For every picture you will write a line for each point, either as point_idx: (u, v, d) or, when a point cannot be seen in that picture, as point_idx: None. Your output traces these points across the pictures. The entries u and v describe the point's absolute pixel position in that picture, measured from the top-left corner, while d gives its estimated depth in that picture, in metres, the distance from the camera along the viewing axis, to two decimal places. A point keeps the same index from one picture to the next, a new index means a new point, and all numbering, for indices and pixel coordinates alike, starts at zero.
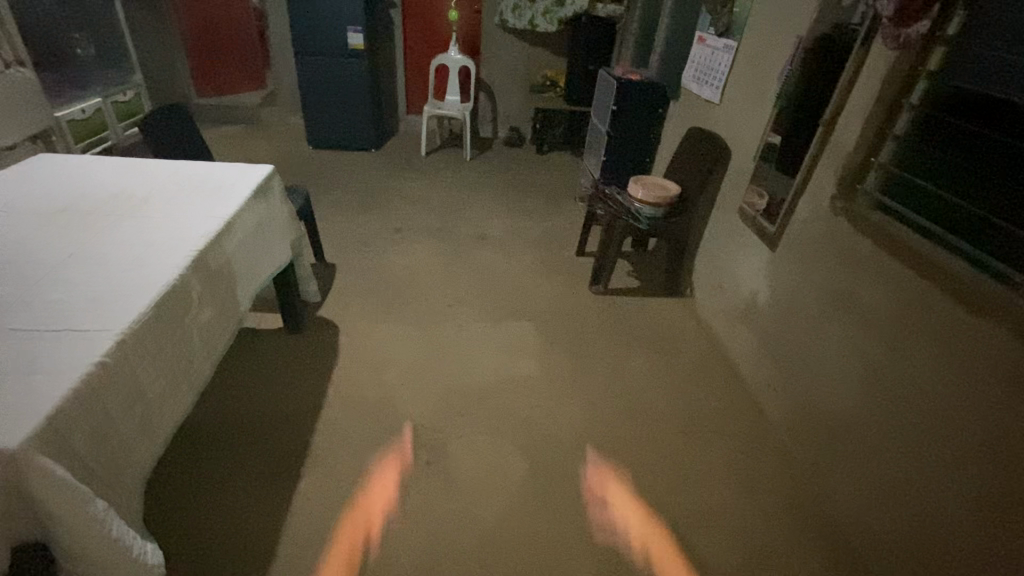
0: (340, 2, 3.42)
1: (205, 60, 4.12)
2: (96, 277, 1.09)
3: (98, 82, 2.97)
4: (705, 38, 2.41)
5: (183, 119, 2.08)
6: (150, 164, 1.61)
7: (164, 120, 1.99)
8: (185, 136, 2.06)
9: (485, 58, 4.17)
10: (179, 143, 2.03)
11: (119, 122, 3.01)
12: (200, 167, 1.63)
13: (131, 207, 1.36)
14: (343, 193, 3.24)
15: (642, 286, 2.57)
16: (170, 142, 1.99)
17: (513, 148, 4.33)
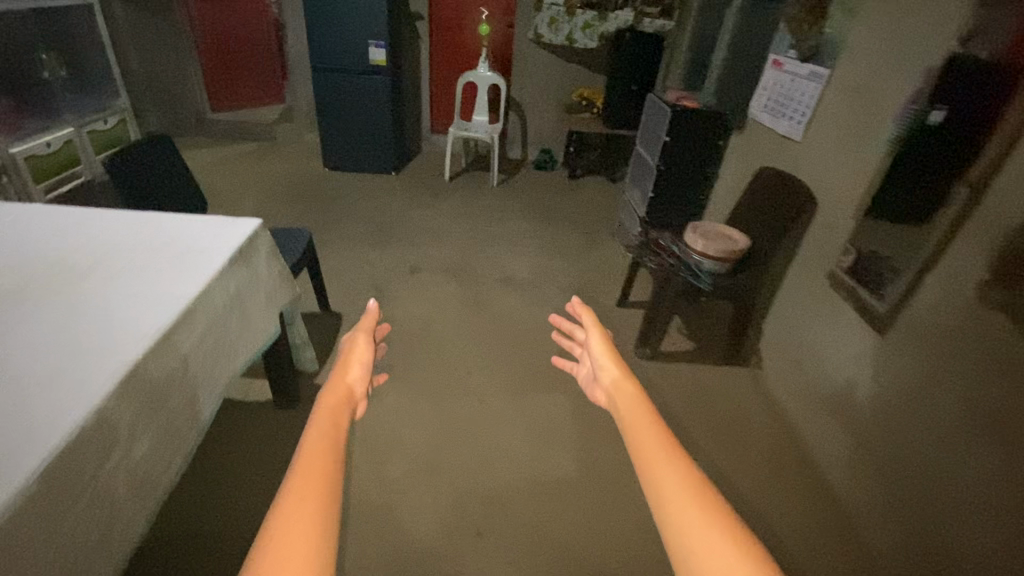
0: (360, 16, 3.13)
1: (222, 68, 3.93)
2: (28, 366, 0.86)
3: (72, 108, 2.72)
4: (782, 63, 2.03)
5: (161, 154, 1.75)
6: (101, 217, 1.29)
7: (138, 160, 1.66)
8: (162, 173, 1.74)
9: (517, 76, 3.85)
10: (158, 183, 1.72)
11: (94, 153, 2.77)
12: (170, 221, 1.31)
13: (66, 282, 1.06)
14: (355, 224, 2.94)
15: (698, 350, 2.19)
16: (150, 188, 1.69)
17: (543, 172, 4.00)
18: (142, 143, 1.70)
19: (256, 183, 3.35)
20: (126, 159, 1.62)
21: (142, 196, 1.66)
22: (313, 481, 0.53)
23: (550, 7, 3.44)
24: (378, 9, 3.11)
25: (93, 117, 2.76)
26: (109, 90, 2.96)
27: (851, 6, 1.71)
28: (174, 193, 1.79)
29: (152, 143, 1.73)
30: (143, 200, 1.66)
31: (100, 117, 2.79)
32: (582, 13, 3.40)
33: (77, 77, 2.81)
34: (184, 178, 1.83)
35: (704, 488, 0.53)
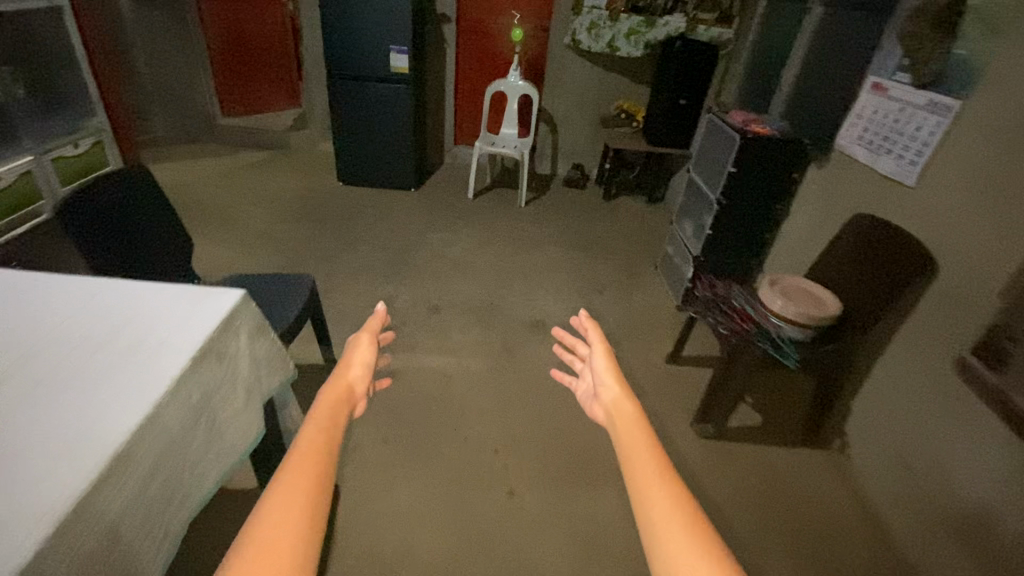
0: (382, 19, 2.83)
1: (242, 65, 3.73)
2: None
3: (31, 129, 2.03)
4: (889, 89, 1.68)
5: (133, 198, 1.43)
6: (50, 278, 1.04)
7: (105, 205, 1.34)
8: (134, 218, 1.42)
9: (550, 85, 3.52)
10: (130, 233, 1.40)
11: (63, 183, 2.15)
12: (127, 294, 1.02)
13: (9, 362, 0.85)
14: (370, 251, 2.63)
15: (767, 426, 1.85)
16: (119, 240, 1.37)
17: (575, 190, 3.66)
18: (110, 184, 1.37)
19: (266, 197, 3.04)
20: (89, 206, 1.30)
21: (108, 252, 1.33)
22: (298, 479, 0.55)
23: (590, 11, 3.11)
24: (403, 10, 2.80)
25: (60, 138, 2.13)
26: (86, 107, 2.28)
27: (998, 22, 1.34)
28: (148, 244, 1.46)
29: (119, 185, 1.40)
30: (109, 258, 1.34)
31: (72, 140, 2.17)
32: (627, 18, 3.05)
33: (41, 94, 2.09)
34: (161, 225, 1.51)
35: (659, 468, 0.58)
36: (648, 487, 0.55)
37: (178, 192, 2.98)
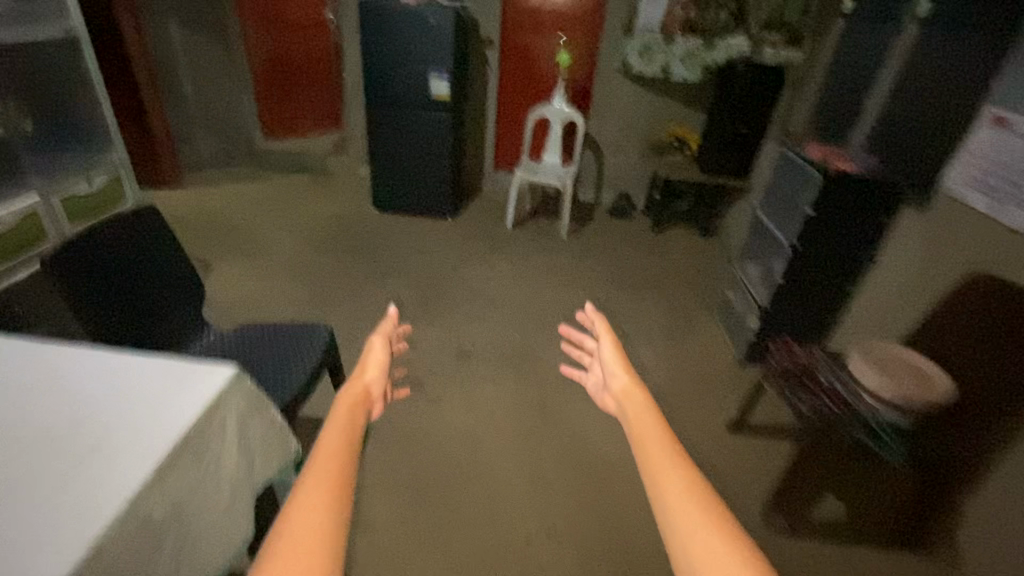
0: (423, 43, 2.73)
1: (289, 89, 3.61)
2: None
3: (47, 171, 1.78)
4: (1015, 125, 1.42)
5: (139, 241, 1.29)
6: (33, 341, 0.92)
7: (105, 250, 1.20)
8: (137, 263, 1.28)
9: (596, 110, 3.33)
10: (131, 280, 1.26)
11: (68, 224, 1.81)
12: (102, 372, 0.87)
13: None
14: (401, 286, 2.48)
15: (853, 519, 1.54)
16: (117, 289, 1.22)
17: (620, 220, 3.43)
18: (114, 227, 1.23)
19: (299, 224, 2.96)
20: (85, 250, 1.16)
21: (102, 302, 1.17)
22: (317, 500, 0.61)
23: (644, 35, 2.94)
24: (445, 34, 2.69)
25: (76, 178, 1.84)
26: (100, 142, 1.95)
27: None
28: (149, 293, 1.31)
29: (124, 228, 1.26)
30: (103, 309, 1.18)
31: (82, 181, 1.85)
32: (683, 40, 2.86)
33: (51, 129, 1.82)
34: (168, 272, 1.37)
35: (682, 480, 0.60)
36: (656, 478, 0.61)
37: (214, 217, 2.94)
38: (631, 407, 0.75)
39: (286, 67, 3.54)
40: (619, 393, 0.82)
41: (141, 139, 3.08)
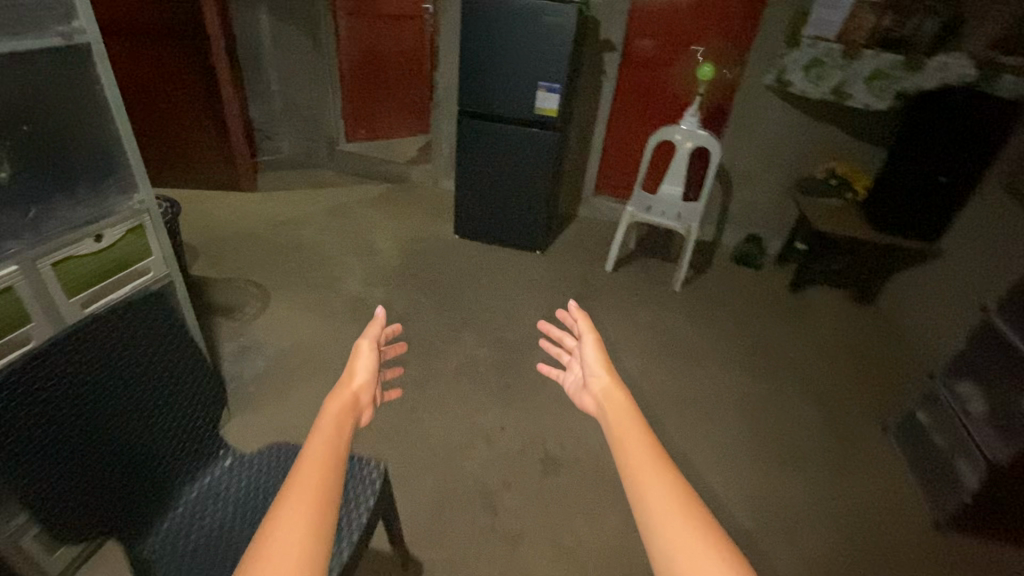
0: (533, 47, 2.23)
1: (383, 84, 3.43)
2: None
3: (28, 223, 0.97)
4: None
5: (138, 342, 0.91)
6: None
7: (80, 356, 0.83)
8: (129, 372, 0.89)
9: (732, 134, 2.66)
10: (112, 398, 0.87)
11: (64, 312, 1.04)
12: None
13: None
14: (478, 348, 2.02)
15: None
16: (83, 411, 0.83)
17: (746, 270, 2.79)
18: (100, 323, 0.86)
19: (371, 249, 2.59)
20: (51, 367, 0.78)
21: (43, 434, 0.77)
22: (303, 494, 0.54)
23: (815, 45, 2.33)
24: (564, 36, 2.19)
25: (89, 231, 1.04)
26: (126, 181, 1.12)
27: None
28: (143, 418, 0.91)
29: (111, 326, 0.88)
30: (59, 452, 0.80)
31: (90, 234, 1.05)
32: (872, 56, 2.25)
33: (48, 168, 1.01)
34: (179, 384, 0.97)
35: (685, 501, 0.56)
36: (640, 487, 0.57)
37: (282, 232, 2.63)
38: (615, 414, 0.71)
39: (384, 62, 3.35)
40: (600, 394, 0.80)
41: (218, 138, 2.81)
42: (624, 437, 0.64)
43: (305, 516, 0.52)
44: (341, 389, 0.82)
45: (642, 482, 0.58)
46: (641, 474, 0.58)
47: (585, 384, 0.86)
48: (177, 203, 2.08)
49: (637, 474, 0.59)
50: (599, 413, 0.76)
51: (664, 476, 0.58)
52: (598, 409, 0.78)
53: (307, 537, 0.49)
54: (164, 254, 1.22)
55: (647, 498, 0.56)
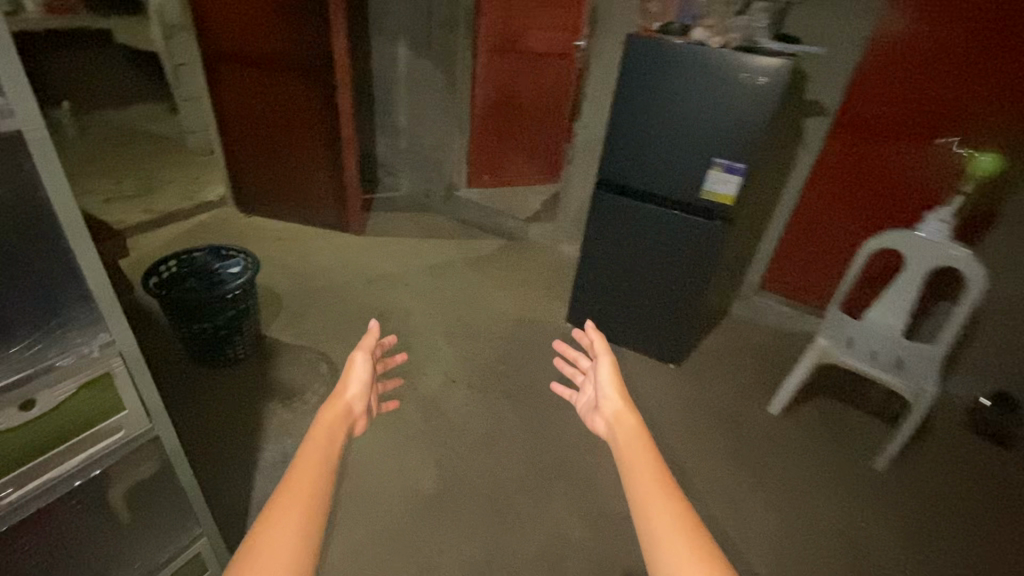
0: (715, 114, 1.65)
1: (517, 127, 3.02)
2: None
3: None
4: None
5: None
6: None
7: None
8: None
9: (1000, 253, 1.79)
10: None
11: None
12: None
13: None
14: (571, 522, 1.47)
15: None
16: None
17: (992, 451, 1.87)
18: None
19: (466, 328, 2.15)
20: None
21: None
22: (297, 499, 0.70)
23: None
24: (761, 101, 1.59)
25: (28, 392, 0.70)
26: (92, 318, 0.75)
27: None
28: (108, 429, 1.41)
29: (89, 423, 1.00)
30: None
31: (36, 392, 0.71)
32: None
33: None
34: None
35: (699, 538, 0.66)
36: (649, 508, 0.69)
37: (375, 290, 2.32)
38: (625, 437, 0.82)
39: (520, 102, 2.94)
40: (611, 417, 0.89)
41: (333, 177, 2.61)
42: (634, 465, 0.75)
43: (300, 523, 0.68)
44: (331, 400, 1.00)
45: (649, 507, 0.69)
46: (652, 501, 0.69)
47: (597, 406, 0.96)
48: (251, 252, 1.81)
49: (648, 502, 0.70)
50: (609, 434, 0.87)
51: (672, 500, 0.69)
52: (609, 430, 0.88)
53: (297, 547, 0.65)
54: (144, 408, 0.86)
55: (656, 524, 0.67)
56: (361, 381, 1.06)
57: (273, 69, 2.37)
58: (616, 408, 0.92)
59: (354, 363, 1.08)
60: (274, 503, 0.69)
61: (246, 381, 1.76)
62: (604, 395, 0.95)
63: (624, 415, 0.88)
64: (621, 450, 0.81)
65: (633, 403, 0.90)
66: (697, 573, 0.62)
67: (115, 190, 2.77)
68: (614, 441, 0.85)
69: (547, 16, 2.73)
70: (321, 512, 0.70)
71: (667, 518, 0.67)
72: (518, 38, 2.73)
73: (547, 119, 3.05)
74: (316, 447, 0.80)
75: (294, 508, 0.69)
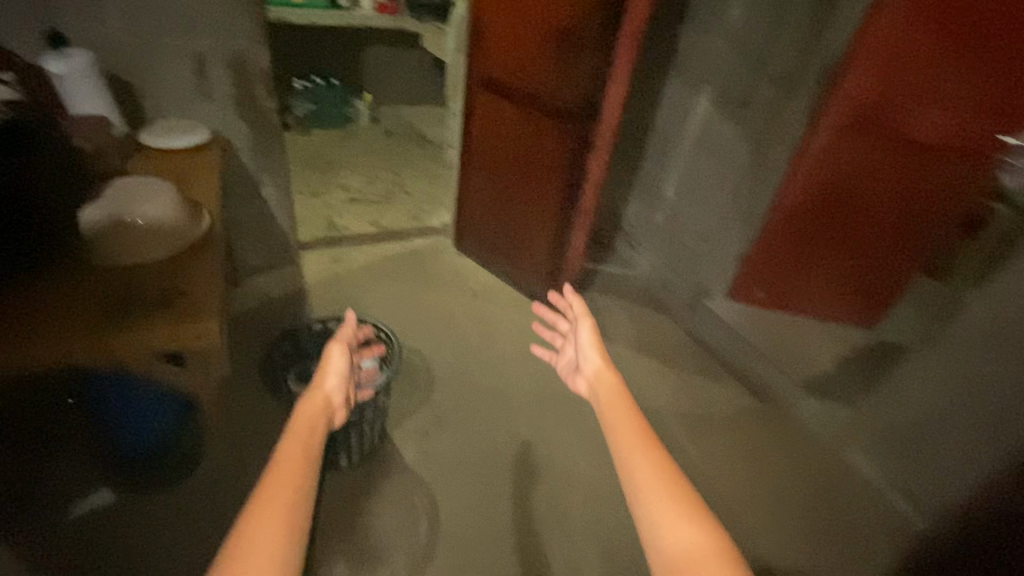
0: None
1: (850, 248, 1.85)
2: None
3: None
4: None
5: None
6: None
7: None
8: None
9: None
10: None
11: None
12: None
13: None
14: None
15: None
16: None
17: None
18: None
19: (638, 557, 1.38)
20: None
21: None
22: (279, 498, 0.71)
23: None
24: None
25: None
26: None
27: None
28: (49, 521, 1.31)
29: None
30: None
31: None
32: None
33: None
34: None
35: (674, 479, 0.75)
36: (631, 466, 0.77)
37: (547, 417, 1.71)
38: (615, 402, 0.89)
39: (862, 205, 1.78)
40: (593, 374, 0.99)
41: (556, 246, 2.09)
42: (621, 432, 0.83)
43: (278, 520, 0.69)
44: (312, 389, 0.96)
45: (634, 464, 0.77)
46: (630, 456, 0.78)
47: (579, 366, 1.06)
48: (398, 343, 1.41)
49: (629, 459, 0.78)
50: (592, 390, 0.97)
51: (651, 455, 0.78)
52: (592, 390, 0.98)
53: (271, 559, 0.65)
54: None
55: (637, 474, 0.76)
56: (339, 371, 1.02)
57: (530, 110, 1.93)
58: (595, 364, 1.02)
59: (332, 355, 1.04)
60: (255, 506, 0.70)
61: (343, 505, 1.38)
62: (585, 355, 1.05)
63: (606, 374, 0.97)
64: (603, 404, 0.91)
65: (623, 383, 0.94)
66: (680, 525, 0.70)
67: (361, 191, 2.73)
68: (598, 401, 0.93)
69: (968, 86, 1.48)
70: (300, 504, 0.72)
71: (651, 469, 0.76)
72: (899, 109, 1.59)
73: (892, 245, 1.82)
74: (294, 444, 0.81)
75: (273, 506, 0.70)
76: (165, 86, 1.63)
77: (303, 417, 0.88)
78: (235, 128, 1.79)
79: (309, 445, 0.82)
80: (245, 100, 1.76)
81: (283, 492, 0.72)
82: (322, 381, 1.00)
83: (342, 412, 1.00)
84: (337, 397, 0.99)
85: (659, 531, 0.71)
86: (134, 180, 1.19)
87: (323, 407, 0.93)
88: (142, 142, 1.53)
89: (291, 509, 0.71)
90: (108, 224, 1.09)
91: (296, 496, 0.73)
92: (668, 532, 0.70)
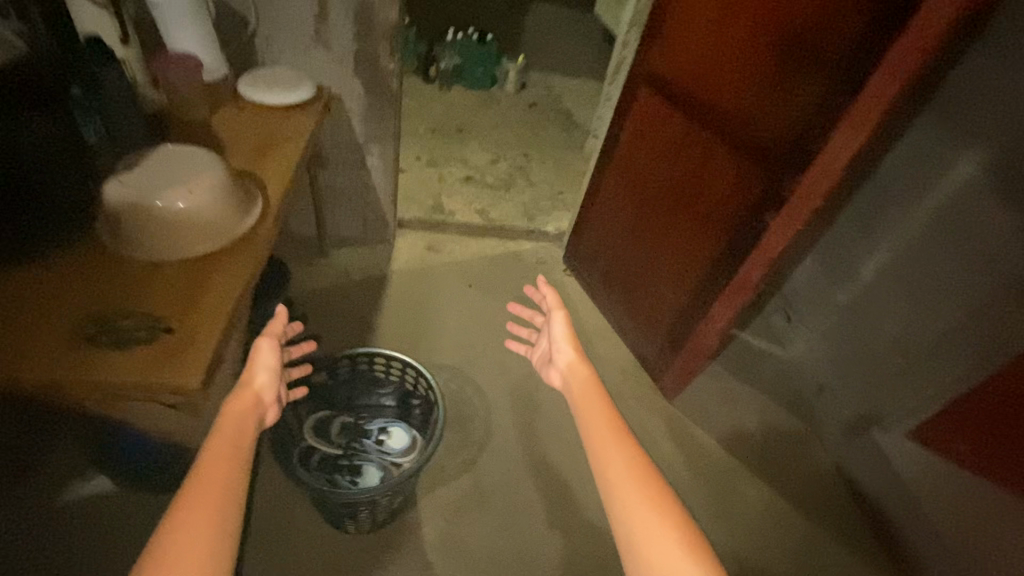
0: None
1: None
2: None
3: None
4: None
5: None
6: None
7: None
8: None
9: None
10: None
11: None
12: None
13: None
14: None
15: None
16: None
17: None
18: None
19: None
20: None
21: None
22: (204, 507, 0.61)
23: None
24: None
25: None
26: None
27: None
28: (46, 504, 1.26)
29: None
30: None
31: None
32: None
33: None
34: None
35: (651, 477, 0.71)
36: (603, 463, 0.74)
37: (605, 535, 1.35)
38: (586, 399, 0.84)
39: None
40: (564, 366, 0.93)
41: (688, 302, 1.61)
42: (593, 431, 0.78)
43: (201, 536, 0.58)
44: (237, 391, 0.80)
45: (605, 456, 0.74)
46: (604, 449, 0.75)
47: (551, 358, 0.99)
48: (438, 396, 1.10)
49: (600, 452, 0.75)
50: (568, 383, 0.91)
51: (624, 449, 0.74)
52: (564, 382, 0.92)
53: None
54: None
55: (609, 469, 0.73)
56: (270, 367, 0.85)
57: (710, 126, 1.41)
58: (568, 355, 0.96)
59: (262, 350, 0.86)
60: (168, 522, 0.59)
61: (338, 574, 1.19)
62: (558, 346, 0.98)
63: (578, 364, 0.92)
64: (574, 399, 0.86)
65: (594, 372, 0.89)
66: (663, 529, 0.67)
67: (481, 170, 2.43)
68: (570, 398, 0.88)
69: None
70: (231, 510, 0.62)
71: (621, 465, 0.73)
72: None
73: None
74: (212, 445, 0.69)
75: (195, 514, 0.60)
76: (281, 30, 1.40)
77: (229, 421, 0.74)
78: (349, 87, 1.54)
79: (239, 443, 0.71)
80: (364, 58, 1.48)
81: (210, 496, 0.62)
82: (251, 376, 0.84)
83: (274, 411, 0.84)
84: (267, 396, 0.83)
85: (631, 534, 0.67)
86: (178, 150, 0.95)
87: (251, 407, 0.78)
88: (242, 91, 1.32)
89: (213, 520, 0.60)
90: (130, 211, 0.86)
91: (221, 517, 0.61)
92: (653, 540, 0.66)
